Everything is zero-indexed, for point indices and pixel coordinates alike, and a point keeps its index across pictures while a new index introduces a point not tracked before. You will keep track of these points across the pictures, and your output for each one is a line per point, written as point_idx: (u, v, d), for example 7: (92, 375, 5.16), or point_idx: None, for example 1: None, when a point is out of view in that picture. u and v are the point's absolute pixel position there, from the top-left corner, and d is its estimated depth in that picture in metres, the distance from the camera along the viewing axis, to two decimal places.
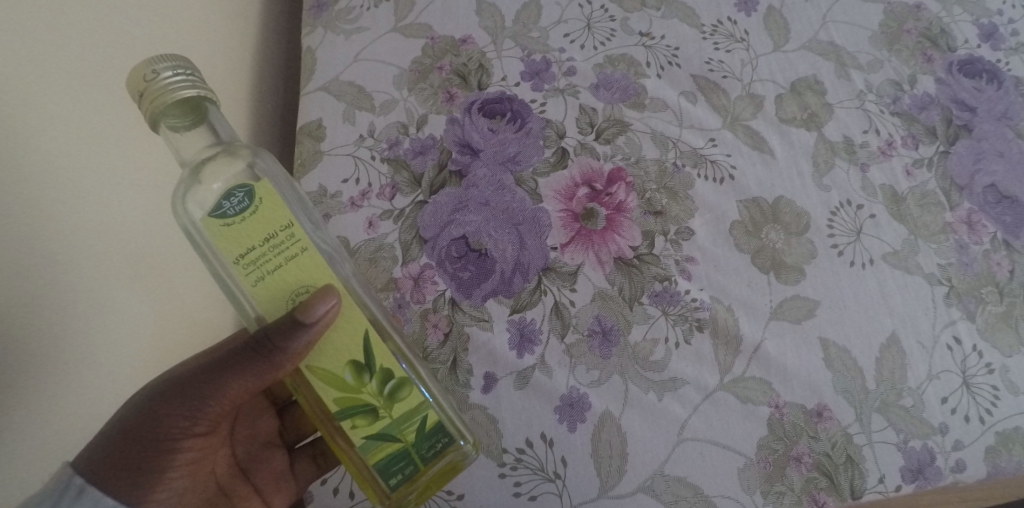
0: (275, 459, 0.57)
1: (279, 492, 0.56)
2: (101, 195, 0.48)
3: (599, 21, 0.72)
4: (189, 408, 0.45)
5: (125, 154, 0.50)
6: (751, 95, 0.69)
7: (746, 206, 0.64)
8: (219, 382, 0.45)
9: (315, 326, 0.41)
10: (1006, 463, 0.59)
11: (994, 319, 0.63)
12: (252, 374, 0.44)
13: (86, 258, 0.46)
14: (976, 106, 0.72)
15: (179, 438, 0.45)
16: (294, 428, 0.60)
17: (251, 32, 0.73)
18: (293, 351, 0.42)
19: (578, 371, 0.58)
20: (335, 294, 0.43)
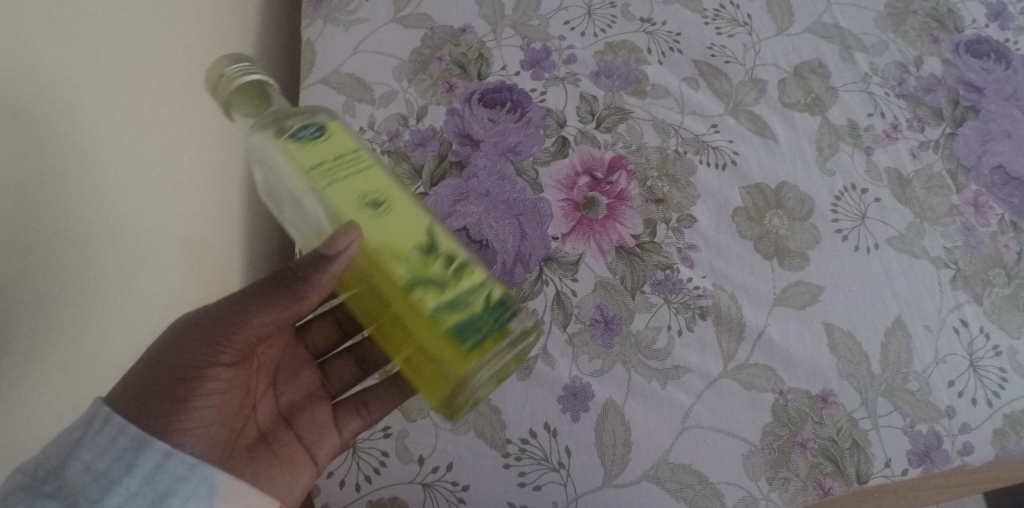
0: (319, 410, 0.54)
1: (323, 442, 0.53)
2: (137, 129, 0.47)
3: (600, 8, 0.71)
4: (213, 339, 0.43)
5: (155, 114, 0.49)
6: (754, 80, 0.69)
7: (749, 192, 0.64)
8: (243, 312, 0.44)
9: (339, 257, 0.41)
10: (1013, 445, 0.59)
11: (1002, 301, 0.62)
12: (280, 302, 0.44)
13: (111, 206, 0.44)
14: (984, 87, 0.71)
15: (208, 368, 0.43)
16: (336, 379, 0.57)
17: (261, 7, 0.71)
18: (321, 281, 0.43)
19: (580, 361, 0.58)
20: (358, 223, 0.42)
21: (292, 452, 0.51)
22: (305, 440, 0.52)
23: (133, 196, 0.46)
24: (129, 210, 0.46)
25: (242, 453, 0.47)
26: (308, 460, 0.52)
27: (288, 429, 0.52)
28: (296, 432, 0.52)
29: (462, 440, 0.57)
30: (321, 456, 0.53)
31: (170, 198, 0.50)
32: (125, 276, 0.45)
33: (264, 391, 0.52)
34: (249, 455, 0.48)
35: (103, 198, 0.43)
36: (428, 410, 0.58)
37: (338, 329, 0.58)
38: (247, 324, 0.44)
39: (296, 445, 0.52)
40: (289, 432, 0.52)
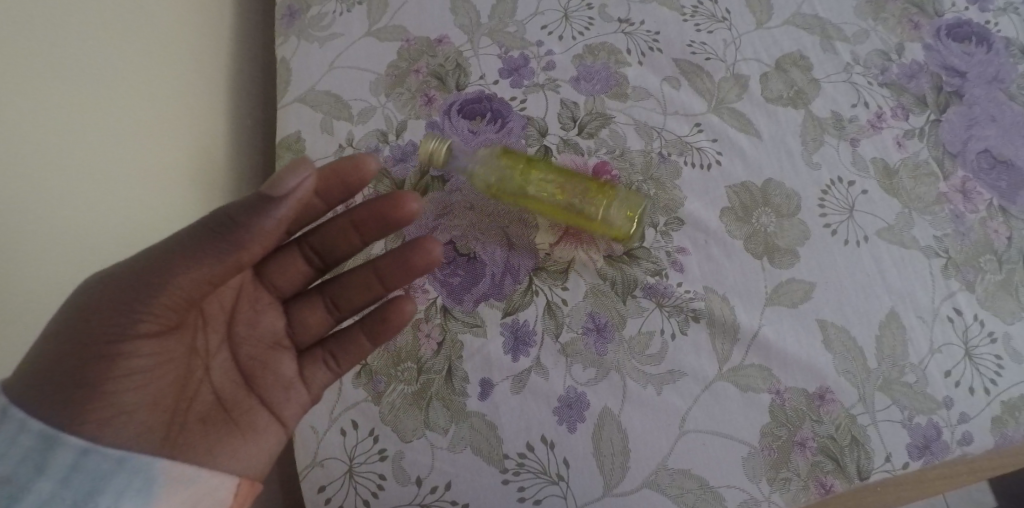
0: (284, 366, 0.53)
1: (289, 401, 0.52)
2: (83, 136, 0.52)
3: (577, 10, 0.70)
4: (128, 308, 0.43)
5: (111, 123, 0.54)
6: (735, 76, 0.68)
7: (735, 191, 0.63)
8: (166, 273, 0.43)
9: (285, 201, 0.43)
10: (1014, 432, 0.58)
11: (994, 287, 0.61)
12: (208, 260, 0.43)
13: (64, 175, 0.50)
14: (967, 71, 0.69)
15: (127, 344, 0.44)
16: (304, 328, 0.55)
17: (225, 25, 0.71)
18: (261, 231, 0.43)
19: (574, 371, 0.57)
20: (308, 167, 0.44)
21: (255, 417, 0.50)
22: (268, 401, 0.51)
23: (89, 167, 0.52)
24: (91, 182, 0.52)
25: (194, 425, 0.47)
26: (274, 421, 0.51)
27: (250, 393, 0.51)
28: (258, 394, 0.51)
29: (460, 458, 0.56)
30: (289, 416, 0.52)
31: (130, 171, 0.56)
32: (95, 239, 0.52)
33: (218, 347, 0.50)
34: (203, 427, 0.48)
35: (51, 172, 0.49)
36: (423, 429, 0.56)
37: (307, 269, 0.55)
38: (174, 286, 0.44)
39: (260, 411, 0.51)
40: (250, 397, 0.51)
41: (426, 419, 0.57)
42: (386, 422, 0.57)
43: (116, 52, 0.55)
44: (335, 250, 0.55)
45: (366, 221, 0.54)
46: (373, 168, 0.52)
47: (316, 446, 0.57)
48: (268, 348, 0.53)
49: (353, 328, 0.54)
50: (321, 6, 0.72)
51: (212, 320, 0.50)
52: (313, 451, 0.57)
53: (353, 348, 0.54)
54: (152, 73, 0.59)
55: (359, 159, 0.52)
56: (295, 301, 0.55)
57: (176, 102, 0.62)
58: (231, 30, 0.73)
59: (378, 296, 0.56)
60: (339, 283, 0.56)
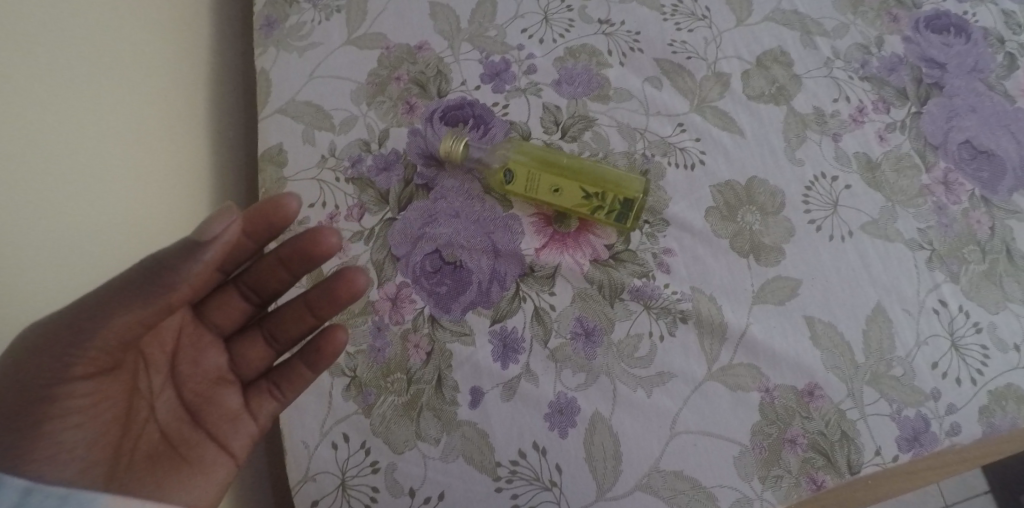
0: (229, 398, 0.54)
1: (236, 433, 0.53)
2: (64, 142, 0.51)
3: (557, 12, 0.70)
4: (61, 352, 0.42)
5: (90, 127, 0.54)
6: (717, 74, 0.68)
7: (720, 190, 0.63)
8: (100, 314, 0.43)
9: (212, 245, 0.43)
10: (1001, 421, 0.58)
11: (979, 278, 0.62)
12: (140, 306, 0.43)
13: (46, 197, 0.49)
14: (946, 62, 0.70)
15: (65, 390, 0.44)
16: (245, 363, 0.55)
17: (203, 25, 0.72)
18: (190, 273, 0.43)
19: (564, 376, 0.57)
20: (233, 214, 0.43)
21: (202, 452, 0.51)
22: (215, 435, 0.52)
23: (66, 186, 0.51)
24: (77, 186, 0.52)
25: (139, 461, 0.48)
26: (222, 454, 0.52)
27: (196, 428, 0.51)
28: (206, 429, 0.52)
29: (452, 468, 0.56)
30: (236, 447, 0.53)
31: (115, 186, 0.56)
32: (83, 255, 0.51)
33: (162, 386, 0.50)
34: (149, 463, 0.49)
35: (32, 193, 0.48)
36: (415, 440, 0.56)
37: (245, 305, 0.55)
38: (107, 329, 0.43)
39: (206, 445, 0.51)
40: (197, 432, 0.51)
41: (417, 430, 0.57)
42: (377, 434, 0.57)
43: (90, 65, 0.54)
44: (268, 285, 0.55)
45: (294, 257, 0.54)
46: (294, 209, 0.50)
47: (308, 460, 0.57)
48: (210, 386, 0.53)
49: (293, 360, 0.55)
50: (299, 15, 0.71)
51: (157, 358, 0.50)
52: (305, 466, 0.57)
53: (295, 379, 0.55)
54: (128, 84, 0.58)
55: (279, 199, 0.50)
56: (235, 338, 0.55)
57: (154, 112, 0.62)
58: (207, 43, 0.72)
59: (313, 326, 0.56)
60: (277, 314, 0.56)
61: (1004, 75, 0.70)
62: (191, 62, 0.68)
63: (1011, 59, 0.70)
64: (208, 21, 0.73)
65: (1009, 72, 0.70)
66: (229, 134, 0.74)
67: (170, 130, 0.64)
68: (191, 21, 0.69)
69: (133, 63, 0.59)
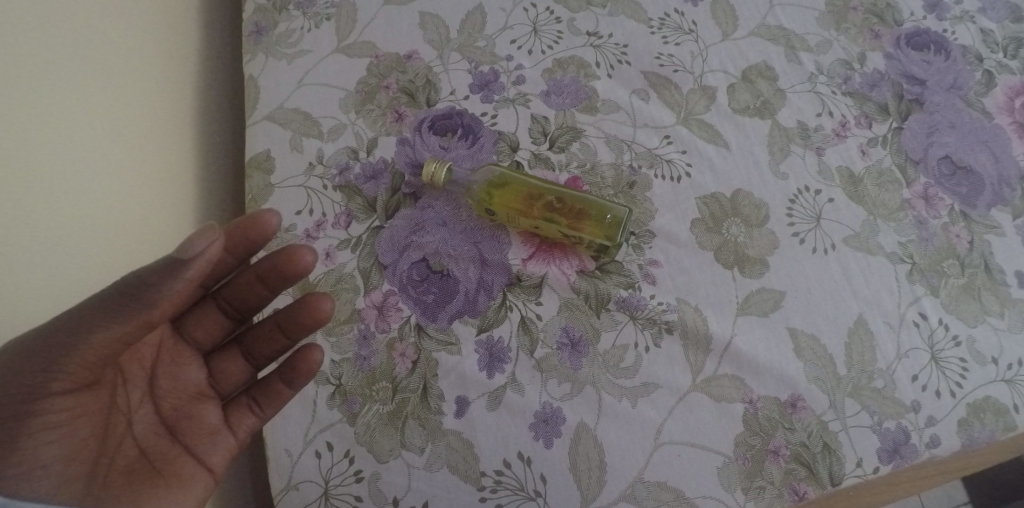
0: (209, 415, 0.53)
1: (216, 449, 0.53)
2: (51, 150, 0.52)
3: (545, 23, 0.70)
4: (40, 368, 0.43)
5: (79, 134, 0.55)
6: (703, 87, 0.69)
7: (705, 202, 0.64)
8: (82, 329, 0.44)
9: (194, 262, 0.44)
10: (979, 434, 0.59)
11: (957, 291, 0.63)
12: (119, 321, 0.44)
13: (34, 209, 0.50)
14: (926, 79, 0.71)
15: (41, 402, 0.44)
16: (224, 378, 0.55)
17: (192, 25, 0.72)
18: (172, 291, 0.44)
19: (550, 386, 0.57)
20: (215, 232, 0.45)
21: (181, 467, 0.51)
22: (195, 451, 0.52)
23: (54, 196, 0.51)
24: (65, 193, 0.52)
25: (116, 477, 0.48)
26: (201, 470, 0.52)
27: (174, 443, 0.51)
28: (184, 444, 0.51)
29: (436, 478, 0.56)
30: (214, 463, 0.52)
31: (104, 196, 0.56)
32: (70, 272, 0.52)
33: (141, 400, 0.50)
34: (126, 479, 0.48)
35: (21, 204, 0.48)
36: (399, 449, 0.56)
37: (223, 319, 0.55)
38: (86, 344, 0.44)
39: (185, 460, 0.51)
40: (175, 447, 0.51)
41: (402, 439, 0.56)
42: (361, 443, 0.56)
43: (72, 75, 0.55)
44: (246, 302, 0.55)
45: (271, 274, 0.54)
46: (274, 224, 0.51)
47: (290, 469, 0.56)
48: (189, 402, 0.53)
49: (271, 377, 0.55)
50: (289, 22, 0.71)
51: (135, 372, 0.50)
52: (288, 475, 0.56)
53: (274, 396, 0.55)
54: (114, 93, 0.59)
55: (259, 216, 0.50)
56: (214, 354, 0.55)
57: (142, 121, 0.62)
58: (195, 44, 0.72)
59: (287, 345, 0.56)
60: (254, 331, 0.56)
61: (982, 93, 0.71)
62: (178, 70, 0.68)
63: (989, 77, 0.72)
64: (196, 27, 0.73)
65: (987, 89, 0.71)
66: (220, 139, 0.74)
67: (159, 138, 0.64)
68: (177, 30, 0.69)
69: (123, 70, 0.60)
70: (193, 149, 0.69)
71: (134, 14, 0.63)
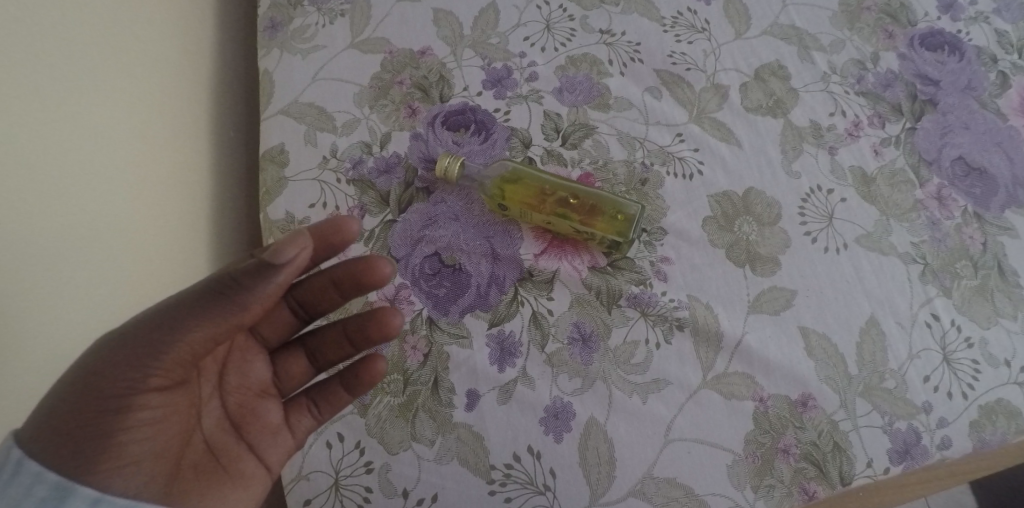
0: (271, 412, 0.54)
1: (275, 448, 0.53)
2: (85, 154, 0.53)
3: (559, 21, 0.71)
4: (138, 361, 0.44)
5: (105, 135, 0.56)
6: (716, 86, 0.69)
7: (717, 200, 0.64)
8: (178, 326, 0.44)
9: (285, 269, 0.46)
10: (991, 436, 0.59)
11: (970, 293, 0.62)
12: (211, 319, 0.44)
13: (70, 215, 0.52)
14: (940, 80, 0.71)
15: (135, 397, 0.44)
16: (288, 377, 0.56)
17: (209, 19, 0.72)
18: (264, 294, 0.45)
19: (560, 381, 0.57)
20: (303, 240, 0.46)
21: (243, 465, 0.51)
22: (256, 450, 0.52)
23: (88, 202, 0.53)
24: (97, 196, 0.54)
25: (188, 472, 0.48)
26: (260, 468, 0.52)
27: (238, 440, 0.52)
28: (246, 442, 0.52)
29: (446, 470, 0.56)
30: (273, 462, 0.53)
31: (132, 198, 0.58)
32: (99, 269, 0.54)
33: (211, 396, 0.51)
34: (197, 474, 0.48)
35: (55, 212, 0.50)
36: (410, 441, 0.56)
37: (293, 319, 0.56)
38: (183, 340, 0.44)
39: (247, 457, 0.52)
40: (238, 444, 0.52)
41: (413, 431, 0.57)
42: (372, 435, 0.57)
43: (88, 81, 0.54)
44: (317, 304, 0.56)
45: (346, 280, 0.54)
46: (354, 231, 0.52)
47: (302, 459, 0.57)
48: (256, 398, 0.54)
49: (331, 380, 0.55)
50: (304, 18, 0.72)
51: (208, 370, 0.51)
52: (299, 465, 0.57)
53: (332, 400, 0.55)
54: (136, 94, 0.60)
55: (341, 222, 0.51)
56: (281, 353, 0.56)
57: (165, 122, 0.63)
58: (211, 35, 0.72)
59: (350, 352, 0.57)
60: (321, 336, 0.57)
61: (996, 94, 0.71)
62: (191, 68, 0.68)
63: (1004, 78, 0.72)
64: (211, 17, 0.73)
65: (1002, 91, 0.71)
66: (236, 128, 0.74)
67: (179, 138, 0.65)
68: (187, 28, 0.68)
69: (146, 73, 0.61)
70: (212, 143, 0.70)
71: (146, 12, 0.62)
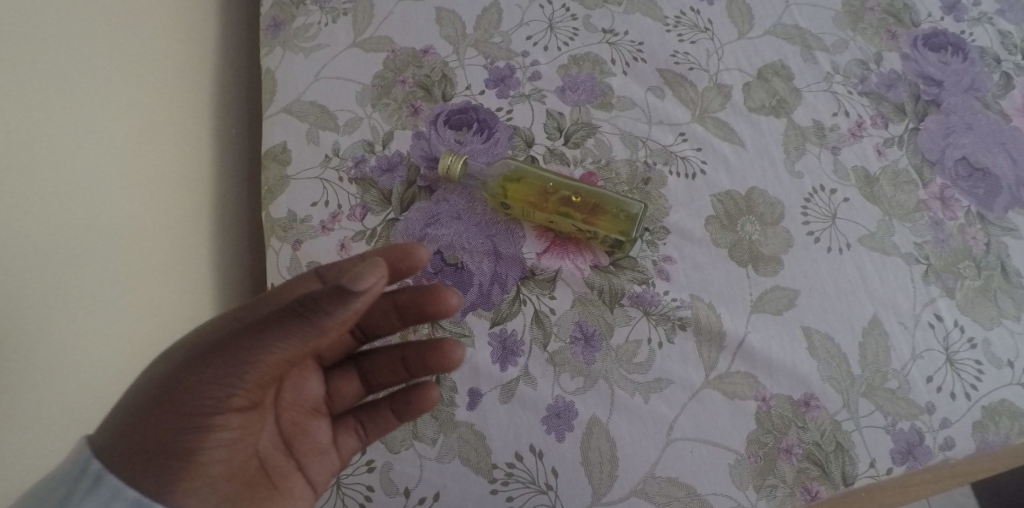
0: (320, 432, 0.53)
1: (322, 469, 0.53)
2: (97, 154, 0.53)
3: (562, 21, 0.70)
4: (223, 380, 0.44)
5: (115, 133, 0.55)
6: (718, 85, 0.69)
7: (719, 199, 0.64)
8: (259, 347, 0.43)
9: (364, 295, 0.41)
10: (994, 437, 0.58)
11: (973, 293, 0.62)
12: (291, 341, 0.43)
13: (92, 223, 0.52)
14: (943, 80, 0.71)
15: (214, 416, 0.44)
16: (339, 397, 0.55)
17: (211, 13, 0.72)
18: (340, 320, 0.42)
19: (563, 380, 0.57)
20: (382, 267, 0.42)
21: (292, 484, 0.51)
22: (304, 469, 0.52)
23: (103, 205, 0.53)
24: (112, 198, 0.54)
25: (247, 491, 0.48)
26: (306, 486, 0.52)
27: (289, 459, 0.51)
28: (297, 462, 0.52)
29: (448, 469, 0.56)
30: (320, 481, 0.53)
31: (142, 197, 0.57)
32: (115, 269, 0.54)
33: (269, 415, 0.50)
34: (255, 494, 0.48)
35: (68, 221, 0.50)
36: (411, 440, 0.56)
37: (349, 339, 0.56)
38: (263, 361, 0.44)
39: (296, 477, 0.51)
40: (290, 463, 0.51)
41: (414, 430, 0.56)
42: None
43: (84, 82, 0.53)
44: (375, 325, 0.55)
45: (410, 307, 0.54)
46: (424, 259, 0.50)
47: None
48: (308, 416, 0.53)
49: (383, 405, 0.54)
50: (306, 17, 0.72)
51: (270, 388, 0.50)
52: None
53: (381, 423, 0.55)
54: (136, 94, 0.58)
55: (410, 246, 0.50)
56: (334, 371, 0.55)
57: (165, 119, 0.62)
58: (213, 30, 0.72)
59: (404, 378, 0.56)
60: (376, 357, 0.56)
61: (1000, 95, 0.71)
62: (188, 62, 0.67)
63: (1007, 79, 0.71)
64: (213, 11, 0.73)
65: (1005, 91, 0.71)
66: (239, 121, 0.74)
67: (181, 136, 0.64)
68: (181, 22, 0.67)
69: (152, 71, 0.61)
70: (217, 139, 0.70)
71: (140, 9, 0.60)
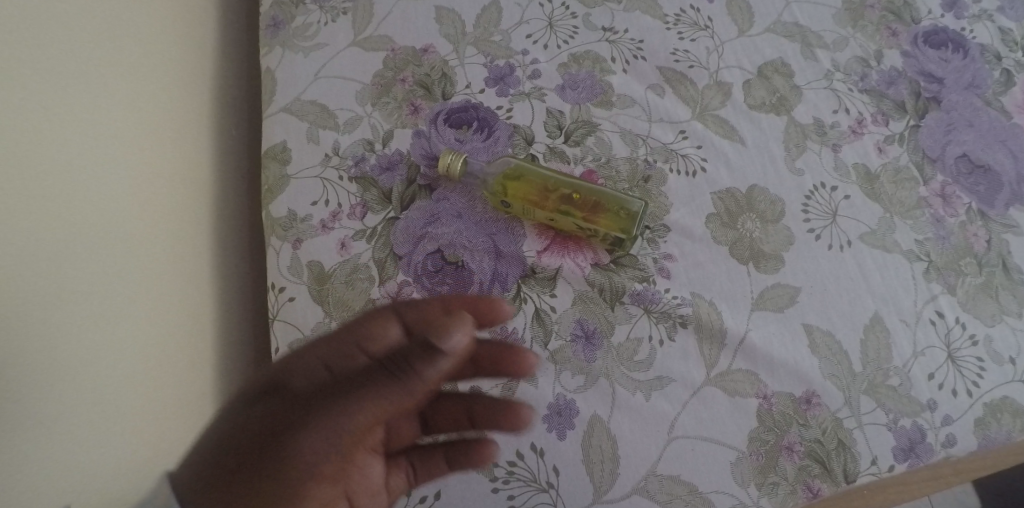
0: (375, 473, 0.56)
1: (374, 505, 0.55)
2: (96, 168, 0.54)
3: (561, 19, 0.70)
4: (319, 421, 0.49)
5: (116, 145, 0.56)
6: (718, 83, 0.69)
7: (720, 197, 0.64)
8: (354, 397, 0.48)
9: (449, 356, 0.48)
10: (997, 434, 0.58)
11: (975, 290, 0.62)
12: (381, 392, 0.48)
13: (94, 250, 0.52)
14: (943, 77, 0.71)
15: (306, 453, 0.48)
16: (398, 438, 0.58)
17: (206, 19, 0.73)
18: (428, 378, 0.48)
19: (564, 378, 0.57)
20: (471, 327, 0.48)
21: None
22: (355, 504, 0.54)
23: (104, 226, 0.53)
24: (112, 216, 0.54)
25: None
26: None
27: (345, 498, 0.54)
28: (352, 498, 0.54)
29: (449, 467, 0.56)
30: None
31: (145, 209, 0.58)
32: (122, 284, 0.54)
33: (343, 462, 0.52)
34: None
35: (64, 273, 0.49)
36: None
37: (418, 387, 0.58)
38: (357, 408, 0.48)
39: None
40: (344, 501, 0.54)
41: None
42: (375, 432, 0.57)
43: (43, 101, 0.50)
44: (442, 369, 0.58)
45: (487, 360, 0.56)
46: (504, 314, 0.56)
47: None
48: (364, 453, 0.56)
49: (438, 453, 0.56)
50: (306, 16, 0.71)
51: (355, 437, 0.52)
52: None
53: (433, 471, 0.56)
54: (93, 119, 0.54)
55: (494, 302, 0.56)
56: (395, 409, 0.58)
57: (140, 135, 0.59)
58: (211, 37, 0.73)
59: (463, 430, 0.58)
60: (439, 403, 0.58)
61: (1000, 92, 0.71)
62: (147, 66, 0.62)
63: (1008, 76, 0.71)
64: (210, 17, 0.74)
65: (1006, 88, 0.71)
66: (236, 129, 0.75)
67: (173, 148, 0.64)
68: (126, 22, 0.60)
69: (152, 83, 0.62)
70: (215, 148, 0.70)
71: (77, 26, 0.55)
